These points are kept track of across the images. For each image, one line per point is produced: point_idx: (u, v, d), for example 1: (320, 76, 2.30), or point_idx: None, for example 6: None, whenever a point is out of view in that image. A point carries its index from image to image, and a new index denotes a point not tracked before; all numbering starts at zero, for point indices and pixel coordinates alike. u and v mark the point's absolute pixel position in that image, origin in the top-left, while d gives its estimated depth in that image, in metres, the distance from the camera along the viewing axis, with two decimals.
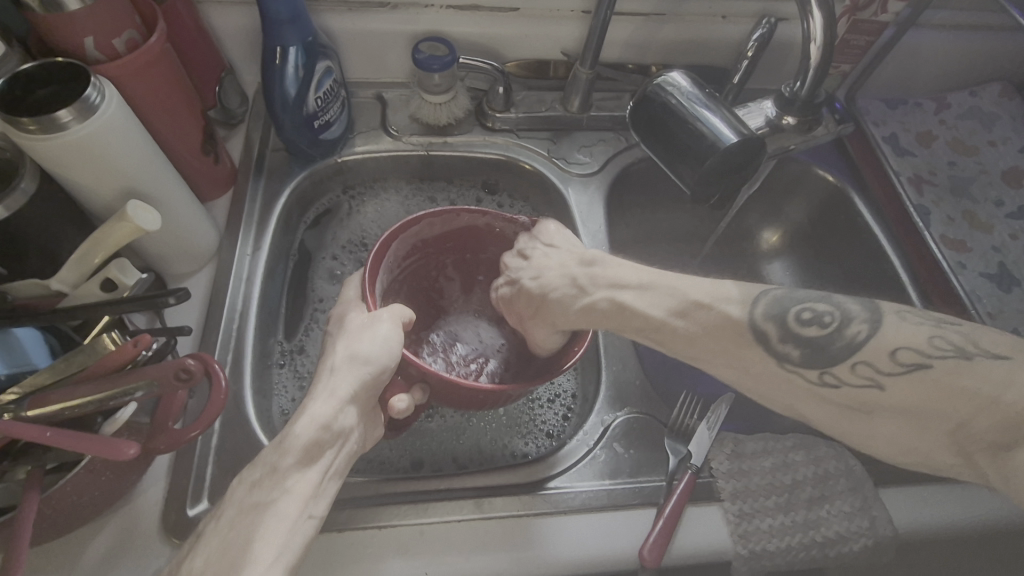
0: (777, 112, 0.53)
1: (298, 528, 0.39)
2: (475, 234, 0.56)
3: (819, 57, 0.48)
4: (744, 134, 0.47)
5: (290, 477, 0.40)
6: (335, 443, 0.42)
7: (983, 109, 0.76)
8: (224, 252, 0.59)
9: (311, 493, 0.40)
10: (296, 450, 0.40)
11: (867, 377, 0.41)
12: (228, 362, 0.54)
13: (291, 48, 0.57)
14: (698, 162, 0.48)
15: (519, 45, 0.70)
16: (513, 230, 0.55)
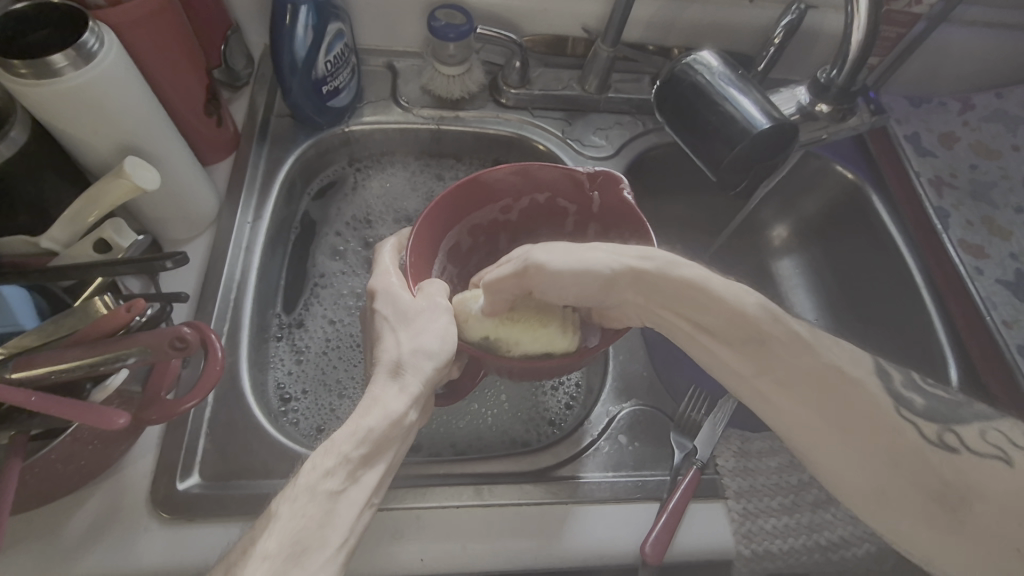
0: (811, 99, 0.50)
1: (362, 515, 0.37)
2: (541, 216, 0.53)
3: (860, 43, 0.46)
4: (778, 120, 0.45)
5: (358, 466, 0.37)
6: (401, 438, 0.40)
7: (1009, 112, 0.75)
8: (224, 219, 0.57)
9: (377, 484, 0.38)
10: (365, 440, 0.38)
11: (994, 446, 0.38)
12: (224, 332, 0.52)
13: (302, 8, 0.54)
14: (727, 146, 0.45)
15: (539, 19, 0.67)
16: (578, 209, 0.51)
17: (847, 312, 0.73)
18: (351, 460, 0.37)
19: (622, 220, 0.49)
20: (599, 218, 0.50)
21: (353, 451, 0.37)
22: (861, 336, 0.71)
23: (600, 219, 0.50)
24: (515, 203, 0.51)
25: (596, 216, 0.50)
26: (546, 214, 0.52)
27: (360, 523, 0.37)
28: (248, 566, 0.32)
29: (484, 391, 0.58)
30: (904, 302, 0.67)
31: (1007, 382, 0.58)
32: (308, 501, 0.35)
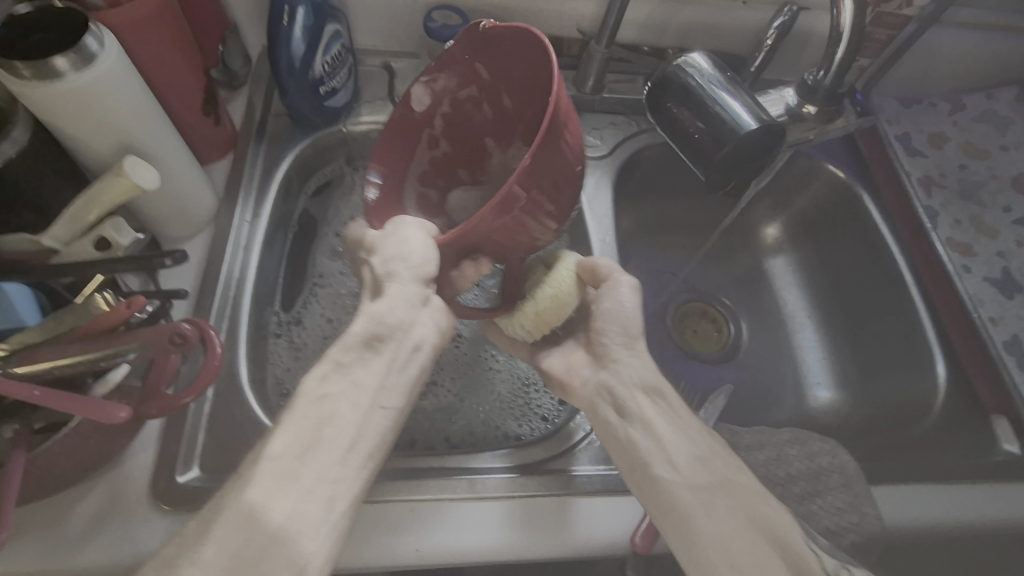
0: (798, 101, 0.51)
1: (369, 416, 0.40)
2: (462, 109, 0.51)
3: (846, 46, 0.46)
4: (765, 121, 0.45)
5: (356, 368, 0.41)
6: (395, 337, 0.43)
7: (999, 113, 0.76)
8: (222, 217, 0.58)
9: (379, 385, 0.41)
10: (353, 346, 0.42)
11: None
12: (223, 329, 0.53)
13: (299, 8, 0.55)
14: (714, 148, 0.47)
15: (534, 21, 0.68)
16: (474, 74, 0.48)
17: (837, 309, 0.74)
18: (344, 365, 0.41)
19: (513, 68, 0.45)
20: (501, 79, 0.47)
21: (346, 358, 0.42)
22: (851, 333, 0.72)
23: (502, 79, 0.47)
24: (439, 120, 0.51)
25: (501, 82, 0.47)
26: (472, 115, 0.51)
27: (376, 430, 0.40)
28: (260, 465, 0.36)
29: (479, 388, 0.59)
30: (892, 300, 0.68)
31: (991, 378, 0.60)
32: (314, 404, 0.39)
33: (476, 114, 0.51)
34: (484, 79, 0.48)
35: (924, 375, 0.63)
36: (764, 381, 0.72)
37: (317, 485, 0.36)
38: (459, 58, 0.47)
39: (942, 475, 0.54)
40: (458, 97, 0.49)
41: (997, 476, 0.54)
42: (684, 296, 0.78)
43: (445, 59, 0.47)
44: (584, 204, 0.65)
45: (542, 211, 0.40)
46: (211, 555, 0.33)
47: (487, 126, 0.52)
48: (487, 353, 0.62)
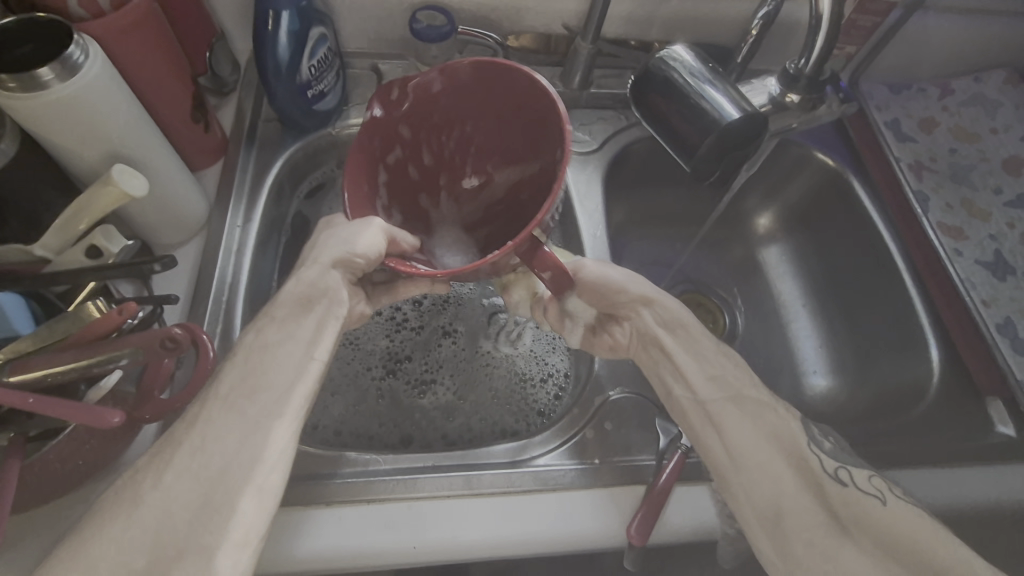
0: (781, 90, 0.51)
1: (306, 366, 0.42)
2: (396, 181, 0.51)
3: (826, 33, 0.47)
4: (748, 111, 0.45)
5: (290, 323, 0.44)
6: (325, 300, 0.45)
7: (987, 96, 0.76)
8: (214, 222, 0.58)
9: (313, 339, 0.43)
10: (288, 304, 0.44)
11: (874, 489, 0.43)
12: (217, 333, 0.53)
13: (284, 12, 0.55)
14: (698, 138, 0.47)
15: (520, 19, 0.68)
16: (396, 135, 0.49)
17: (831, 296, 0.74)
18: (280, 320, 0.44)
19: (432, 99, 0.48)
20: (419, 125, 0.50)
21: (284, 315, 0.44)
22: (847, 319, 0.72)
23: (419, 124, 0.49)
24: (382, 190, 0.50)
25: (420, 128, 0.50)
26: (403, 174, 0.51)
27: (303, 376, 0.42)
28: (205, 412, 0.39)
29: (474, 386, 0.60)
30: (885, 286, 0.68)
31: (985, 360, 0.60)
32: (256, 358, 0.42)
33: (409, 179, 0.52)
34: (402, 137, 0.49)
35: (919, 359, 0.63)
36: (760, 370, 0.72)
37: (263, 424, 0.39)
38: (378, 128, 0.47)
39: (938, 458, 0.54)
40: (388, 161, 0.49)
41: (993, 458, 0.55)
42: (680, 288, 0.78)
43: (369, 131, 0.46)
44: (575, 199, 0.66)
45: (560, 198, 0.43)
46: (168, 480, 0.37)
47: (421, 181, 0.53)
48: (483, 350, 0.62)
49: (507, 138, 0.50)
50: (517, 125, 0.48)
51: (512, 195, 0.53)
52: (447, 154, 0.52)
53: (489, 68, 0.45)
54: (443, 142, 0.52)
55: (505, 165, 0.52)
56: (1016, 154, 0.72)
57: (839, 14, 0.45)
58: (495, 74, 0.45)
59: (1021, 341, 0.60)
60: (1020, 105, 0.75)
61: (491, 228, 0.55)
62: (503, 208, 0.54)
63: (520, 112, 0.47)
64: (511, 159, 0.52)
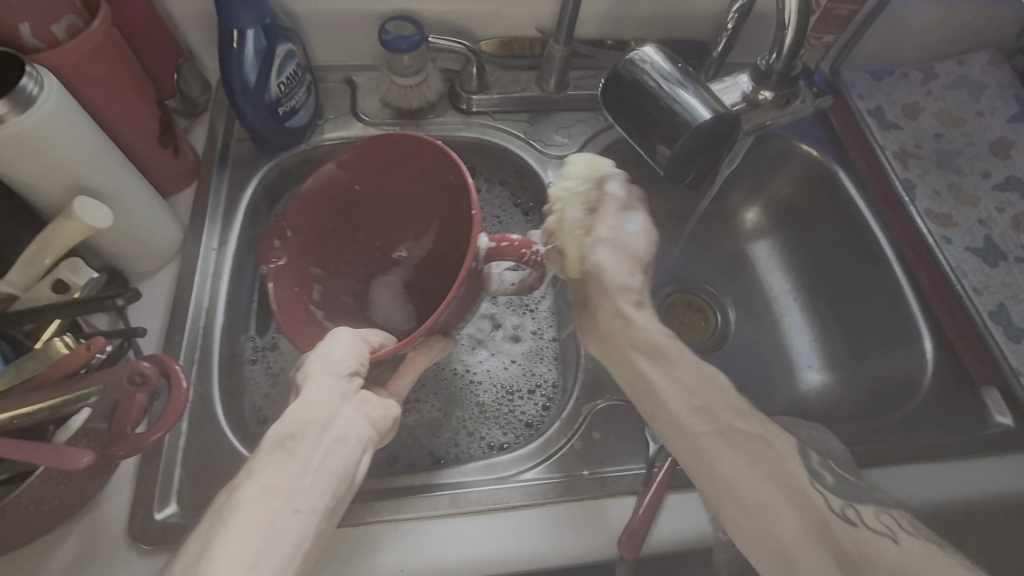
0: (754, 87, 0.49)
1: (280, 522, 0.35)
2: (328, 292, 0.57)
3: (796, 27, 0.44)
4: (719, 111, 0.44)
5: (258, 461, 0.37)
6: (311, 434, 0.38)
7: (971, 78, 0.75)
8: (189, 247, 0.58)
9: (293, 483, 0.36)
10: (264, 449, 0.37)
11: (888, 527, 0.39)
12: (194, 361, 0.52)
13: (249, 31, 0.55)
14: (670, 140, 0.45)
15: (491, 23, 0.67)
16: (305, 264, 0.54)
17: (821, 288, 0.73)
18: (253, 470, 0.37)
19: (322, 216, 0.55)
20: (324, 252, 0.56)
21: (258, 463, 0.37)
22: (839, 312, 0.71)
23: (321, 251, 0.56)
24: (329, 321, 0.55)
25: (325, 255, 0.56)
26: (333, 300, 0.57)
27: (292, 537, 0.35)
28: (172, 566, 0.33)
29: (461, 401, 0.58)
30: (876, 278, 0.67)
31: (978, 349, 0.59)
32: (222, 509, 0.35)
33: (340, 285, 0.58)
34: (316, 271, 0.56)
35: (912, 351, 0.62)
36: (753, 368, 0.71)
37: None
38: (290, 272, 0.53)
39: (933, 452, 0.54)
40: (316, 298, 0.55)
41: (988, 449, 0.54)
42: (668, 288, 0.77)
43: (281, 279, 0.51)
44: None
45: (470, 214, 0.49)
46: None
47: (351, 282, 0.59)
48: (466, 363, 0.61)
49: (400, 215, 0.58)
50: (403, 200, 0.57)
51: (430, 259, 0.59)
52: (360, 258, 0.60)
53: (347, 163, 0.53)
54: (349, 251, 0.59)
55: (407, 240, 0.59)
56: (1003, 135, 0.71)
57: (808, 12, 0.44)
58: (363, 165, 0.54)
59: (1014, 328, 0.59)
60: (1005, 85, 0.73)
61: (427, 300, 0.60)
62: (427, 275, 0.60)
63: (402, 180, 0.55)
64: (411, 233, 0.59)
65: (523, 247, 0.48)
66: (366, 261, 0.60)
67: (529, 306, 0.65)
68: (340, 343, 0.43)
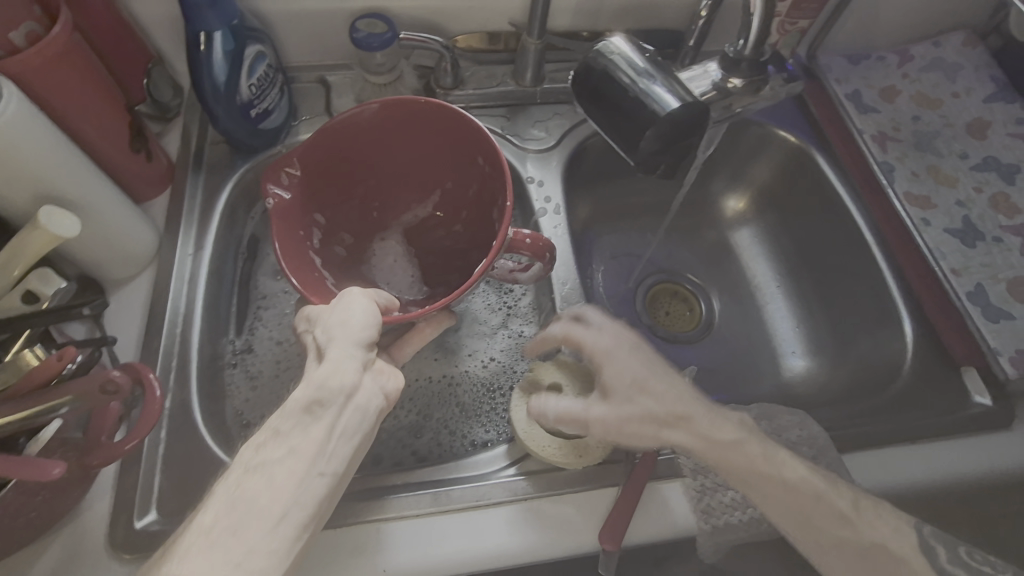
0: (723, 74, 0.48)
1: (305, 485, 0.35)
2: (322, 240, 0.55)
3: (762, 10, 0.44)
4: (687, 100, 0.44)
5: (281, 420, 0.37)
6: (338, 400, 0.38)
7: (947, 60, 0.75)
8: (165, 253, 0.57)
9: (318, 450, 0.36)
10: (291, 413, 0.37)
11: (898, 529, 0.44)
12: (172, 368, 0.52)
13: (216, 33, 0.54)
14: (640, 131, 0.45)
15: (465, 18, 0.67)
16: (300, 206, 0.51)
17: (804, 275, 0.74)
18: (282, 432, 0.36)
19: (325, 158, 0.52)
20: (321, 200, 0.54)
21: (285, 424, 0.37)
22: (822, 297, 0.71)
23: (318, 199, 0.54)
24: (327, 271, 0.54)
25: (329, 207, 0.55)
26: (327, 253, 0.56)
27: (314, 500, 0.35)
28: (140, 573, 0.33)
29: (443, 401, 0.59)
30: (858, 263, 0.67)
31: (959, 330, 0.59)
32: (236, 472, 0.35)
33: (332, 235, 0.57)
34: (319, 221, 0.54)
35: (893, 334, 0.62)
36: (737, 356, 0.72)
37: (242, 559, 0.32)
38: (291, 216, 0.50)
39: (913, 434, 0.54)
40: (314, 245, 0.53)
41: (967, 429, 0.54)
42: (652, 279, 0.77)
43: (281, 220, 0.48)
44: (534, 198, 0.65)
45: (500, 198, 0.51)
46: None
47: (346, 233, 0.58)
48: (446, 363, 0.61)
49: (404, 175, 0.58)
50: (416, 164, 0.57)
51: (429, 225, 0.61)
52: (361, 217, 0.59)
53: (379, 118, 0.51)
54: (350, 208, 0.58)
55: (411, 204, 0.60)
56: (980, 116, 0.71)
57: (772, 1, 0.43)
58: (384, 120, 0.52)
59: (994, 307, 0.59)
60: (980, 66, 0.74)
61: (423, 261, 0.61)
62: (425, 238, 0.62)
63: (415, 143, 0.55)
64: (412, 196, 0.60)
65: (541, 247, 0.49)
66: (360, 214, 0.59)
67: (507, 301, 0.65)
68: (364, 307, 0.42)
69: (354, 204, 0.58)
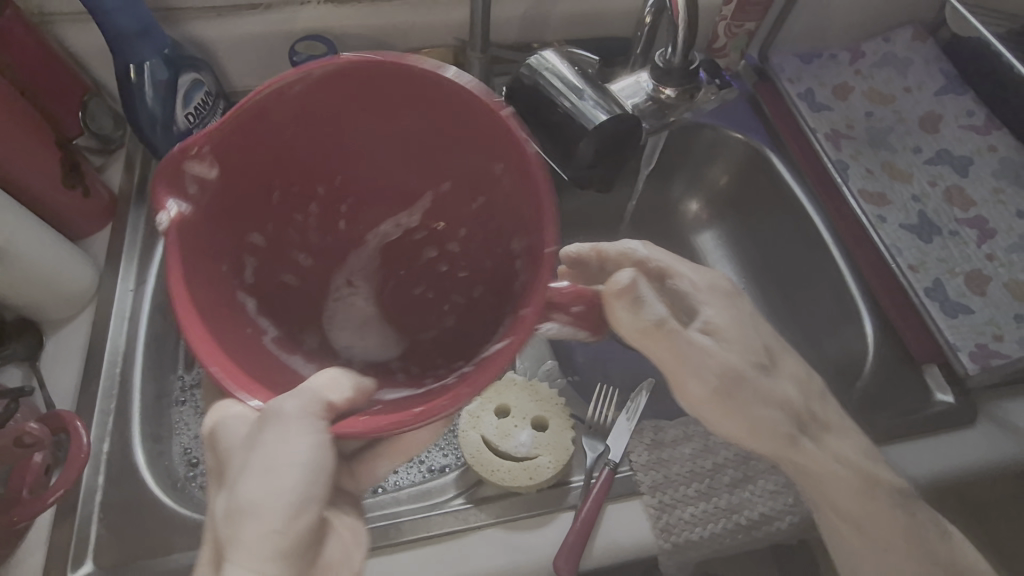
0: (654, 86, 0.48)
1: None
2: (255, 265, 0.39)
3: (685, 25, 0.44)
4: (615, 114, 0.44)
5: None
6: None
7: (897, 55, 0.75)
8: (105, 290, 0.56)
9: None
10: None
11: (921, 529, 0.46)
12: (111, 411, 0.50)
13: (148, 63, 0.53)
14: (568, 147, 0.45)
15: (411, 35, 0.65)
16: (226, 226, 0.36)
17: (767, 277, 0.73)
18: None
19: (255, 145, 0.35)
20: (247, 211, 0.37)
21: None
22: (786, 299, 0.70)
23: (245, 209, 0.37)
24: (265, 318, 0.38)
25: (266, 219, 0.39)
26: (268, 283, 0.40)
27: None
28: None
29: None
30: (818, 264, 0.66)
31: (919, 328, 0.59)
32: None
33: (278, 256, 0.41)
34: (257, 245, 0.39)
35: (855, 334, 0.61)
36: None
37: None
38: (212, 237, 0.35)
39: (876, 435, 0.53)
40: (250, 279, 0.38)
41: (931, 428, 0.53)
42: None
43: (195, 248, 0.33)
44: None
45: (534, 228, 0.32)
46: None
47: (293, 245, 0.41)
48: None
49: (377, 165, 0.41)
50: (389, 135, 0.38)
51: (416, 240, 0.46)
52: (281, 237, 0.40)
53: (353, 84, 0.34)
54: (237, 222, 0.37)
55: (391, 210, 0.44)
56: (930, 110, 0.71)
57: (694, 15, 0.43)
58: (339, 82, 0.34)
59: (951, 303, 0.58)
60: (929, 60, 0.74)
61: (408, 303, 0.47)
62: (409, 257, 0.47)
63: (379, 125, 0.37)
64: (394, 202, 0.44)
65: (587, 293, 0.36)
66: (310, 223, 0.42)
67: None
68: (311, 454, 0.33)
69: (299, 210, 0.41)
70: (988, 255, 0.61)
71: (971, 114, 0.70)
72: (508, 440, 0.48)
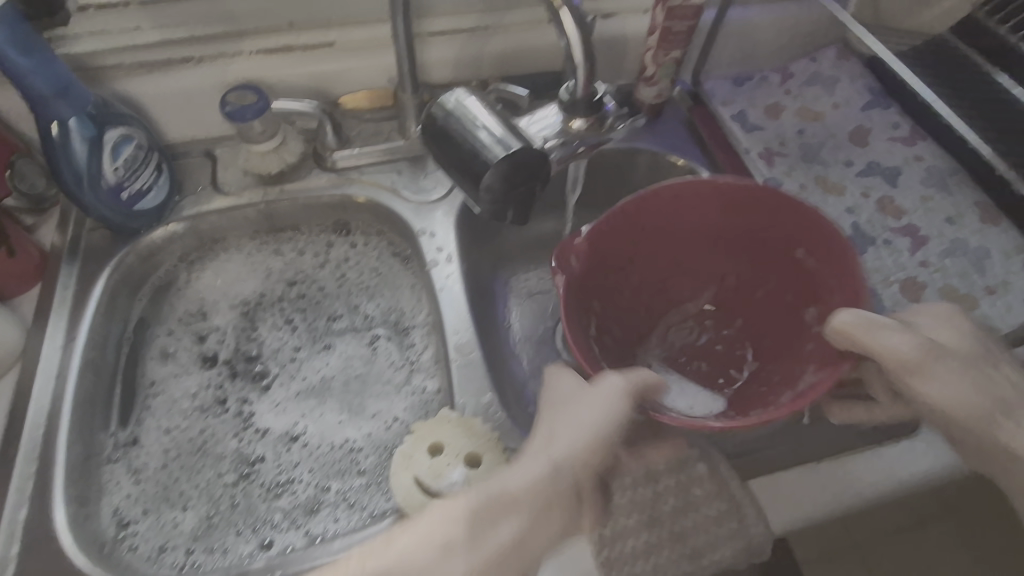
0: (564, 119, 0.48)
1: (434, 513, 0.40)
2: (601, 329, 0.57)
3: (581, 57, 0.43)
4: (516, 149, 0.43)
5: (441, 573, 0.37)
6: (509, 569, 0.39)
7: (823, 74, 0.77)
8: (32, 351, 0.55)
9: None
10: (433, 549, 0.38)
11: None
12: (32, 476, 0.49)
13: (70, 120, 0.53)
14: (474, 182, 0.44)
15: (345, 79, 0.66)
16: (575, 301, 0.50)
17: None
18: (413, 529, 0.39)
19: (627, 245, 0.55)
20: (599, 296, 0.56)
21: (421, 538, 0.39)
22: None
23: (595, 297, 0.55)
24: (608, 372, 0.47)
25: (611, 307, 0.58)
26: (607, 343, 0.58)
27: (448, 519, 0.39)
28: None
29: (342, 472, 0.57)
30: None
31: None
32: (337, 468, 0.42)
33: (614, 317, 0.59)
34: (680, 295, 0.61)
35: None
36: None
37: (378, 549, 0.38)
38: (574, 319, 0.48)
39: (817, 453, 0.52)
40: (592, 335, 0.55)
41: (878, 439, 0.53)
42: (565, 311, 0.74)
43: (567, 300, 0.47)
44: (426, 250, 0.64)
45: (812, 301, 0.53)
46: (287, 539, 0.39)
47: (636, 307, 0.61)
48: (346, 433, 0.59)
49: (692, 268, 0.61)
50: (723, 227, 0.56)
51: (677, 319, 0.64)
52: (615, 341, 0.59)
53: (632, 210, 0.52)
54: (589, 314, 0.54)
55: (687, 296, 0.63)
56: (860, 124, 0.73)
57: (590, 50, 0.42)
58: (678, 202, 0.54)
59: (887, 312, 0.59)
60: (855, 76, 0.76)
61: (694, 361, 0.62)
62: (711, 321, 0.64)
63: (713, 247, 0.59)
64: (691, 287, 0.62)
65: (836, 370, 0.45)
66: (643, 314, 0.62)
67: (409, 357, 0.64)
68: (602, 417, 0.43)
69: (604, 310, 0.57)
70: (922, 262, 0.62)
71: (897, 127, 0.72)
72: (440, 479, 0.47)
